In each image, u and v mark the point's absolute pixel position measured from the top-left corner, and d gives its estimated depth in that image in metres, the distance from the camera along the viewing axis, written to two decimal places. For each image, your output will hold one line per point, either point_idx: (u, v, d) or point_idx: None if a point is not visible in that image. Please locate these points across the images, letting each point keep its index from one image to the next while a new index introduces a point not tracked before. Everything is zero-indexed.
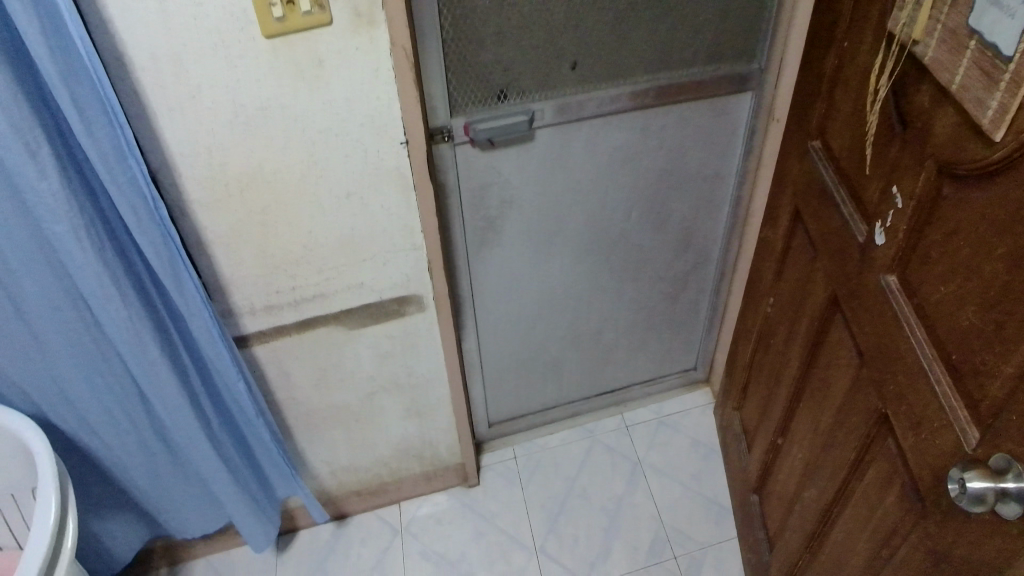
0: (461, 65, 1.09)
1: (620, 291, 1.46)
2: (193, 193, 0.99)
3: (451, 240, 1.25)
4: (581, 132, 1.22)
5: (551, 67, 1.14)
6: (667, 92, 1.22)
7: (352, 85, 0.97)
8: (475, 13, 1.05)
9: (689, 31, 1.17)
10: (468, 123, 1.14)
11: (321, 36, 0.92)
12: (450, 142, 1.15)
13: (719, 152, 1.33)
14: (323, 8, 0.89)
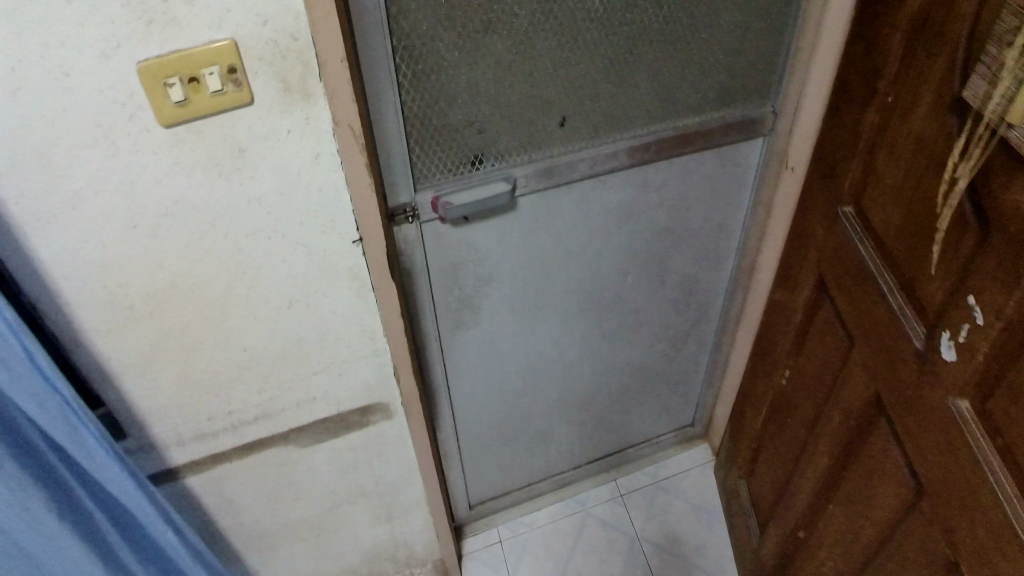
0: (424, 130, 0.88)
1: (614, 359, 1.28)
2: (88, 322, 0.78)
3: (420, 326, 1.06)
4: (570, 194, 1.02)
5: (535, 124, 0.94)
6: (669, 144, 1.03)
7: (285, 174, 0.75)
8: (441, 68, 0.84)
9: (694, 72, 0.98)
10: (436, 196, 0.93)
11: (241, 119, 0.70)
12: (415, 220, 0.94)
13: (725, 203, 1.16)
14: (239, 83, 0.67)
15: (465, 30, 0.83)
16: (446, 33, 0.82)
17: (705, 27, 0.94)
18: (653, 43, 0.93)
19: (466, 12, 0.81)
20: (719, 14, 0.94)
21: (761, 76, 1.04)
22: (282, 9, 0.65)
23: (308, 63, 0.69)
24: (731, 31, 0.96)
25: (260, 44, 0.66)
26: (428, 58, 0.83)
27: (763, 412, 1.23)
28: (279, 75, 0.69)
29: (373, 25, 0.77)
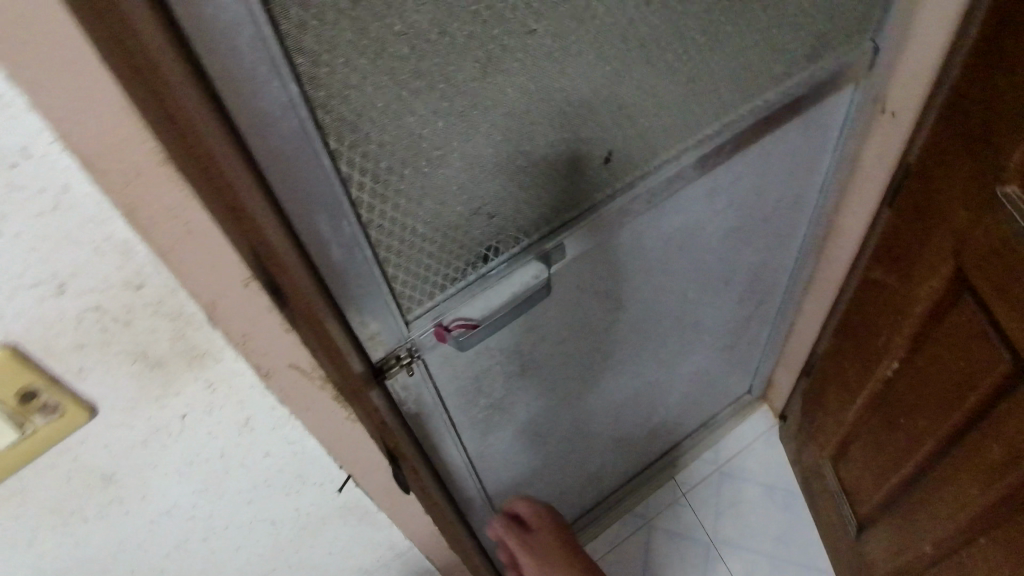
0: (404, 249, 0.52)
1: (668, 374, 1.01)
2: None
3: (440, 452, 0.76)
4: (621, 242, 0.69)
5: (570, 174, 0.57)
6: (751, 135, 0.67)
7: (203, 463, 0.41)
8: (415, 153, 0.46)
9: (790, 27, 0.61)
10: (439, 322, 0.59)
11: (88, 439, 0.35)
12: (416, 360, 0.61)
13: (807, 171, 0.79)
14: (54, 408, 0.32)
15: (449, 85, 0.44)
16: (417, 101, 0.43)
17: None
18: (738, 7, 0.55)
19: (444, 53, 0.42)
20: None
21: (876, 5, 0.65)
22: (89, 253, 0.28)
23: (183, 313, 0.32)
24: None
25: (69, 323, 0.30)
26: (392, 148, 0.45)
27: (859, 409, 0.95)
28: (133, 354, 0.32)
29: (288, 141, 0.40)
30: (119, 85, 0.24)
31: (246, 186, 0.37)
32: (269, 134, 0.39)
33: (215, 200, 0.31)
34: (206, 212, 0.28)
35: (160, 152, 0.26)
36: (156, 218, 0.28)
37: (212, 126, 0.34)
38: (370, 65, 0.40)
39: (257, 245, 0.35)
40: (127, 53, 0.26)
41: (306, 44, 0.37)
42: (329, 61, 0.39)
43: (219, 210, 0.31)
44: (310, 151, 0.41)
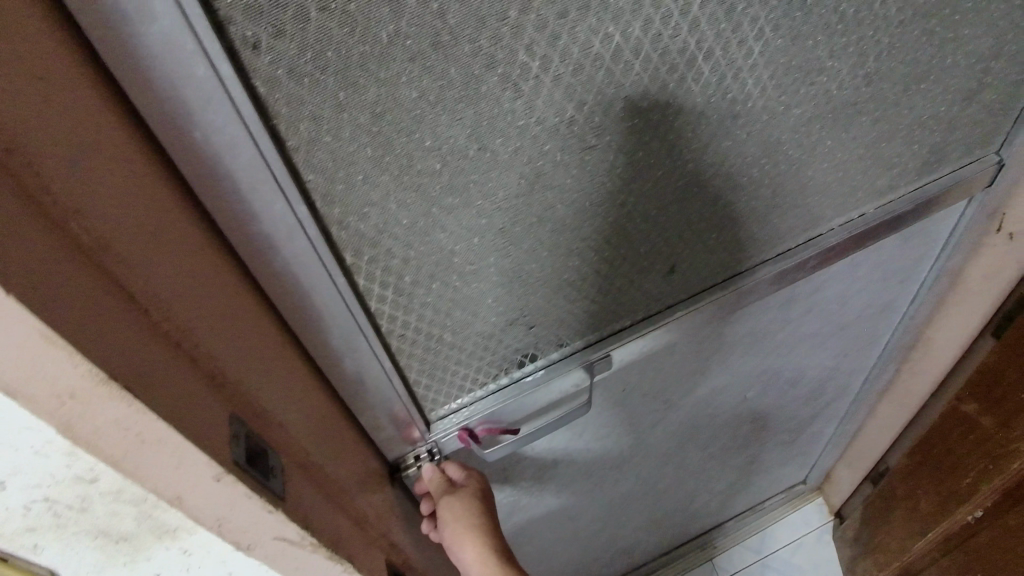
0: (431, 361, 0.44)
1: (726, 482, 0.91)
2: None
3: None
4: (694, 358, 0.60)
5: (630, 288, 0.49)
6: (840, 250, 0.58)
7: None
8: (446, 272, 0.40)
9: (900, 141, 0.53)
10: (464, 428, 0.49)
11: None
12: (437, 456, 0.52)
13: (901, 282, 0.68)
14: None
15: (488, 202, 0.38)
16: (450, 219, 0.38)
17: (934, 69, 0.50)
18: (840, 119, 0.48)
19: (485, 172, 0.37)
20: (958, 38, 0.49)
21: (1003, 113, 0.57)
22: (30, 455, 0.26)
23: (143, 500, 0.29)
24: (973, 62, 0.51)
25: (17, 511, 0.29)
26: (419, 265, 0.39)
27: (932, 543, 0.85)
28: (92, 532, 0.30)
29: (293, 261, 0.35)
30: (41, 313, 0.19)
31: (239, 333, 0.32)
32: (274, 254, 0.35)
33: (186, 384, 0.26)
34: (162, 420, 0.24)
35: (98, 372, 0.21)
36: (100, 430, 0.23)
37: (200, 277, 0.30)
38: (395, 184, 0.35)
39: (232, 406, 0.29)
40: (77, 243, 0.22)
41: (319, 164, 0.32)
42: (347, 182, 0.34)
43: (188, 397, 0.26)
44: (321, 271, 0.36)
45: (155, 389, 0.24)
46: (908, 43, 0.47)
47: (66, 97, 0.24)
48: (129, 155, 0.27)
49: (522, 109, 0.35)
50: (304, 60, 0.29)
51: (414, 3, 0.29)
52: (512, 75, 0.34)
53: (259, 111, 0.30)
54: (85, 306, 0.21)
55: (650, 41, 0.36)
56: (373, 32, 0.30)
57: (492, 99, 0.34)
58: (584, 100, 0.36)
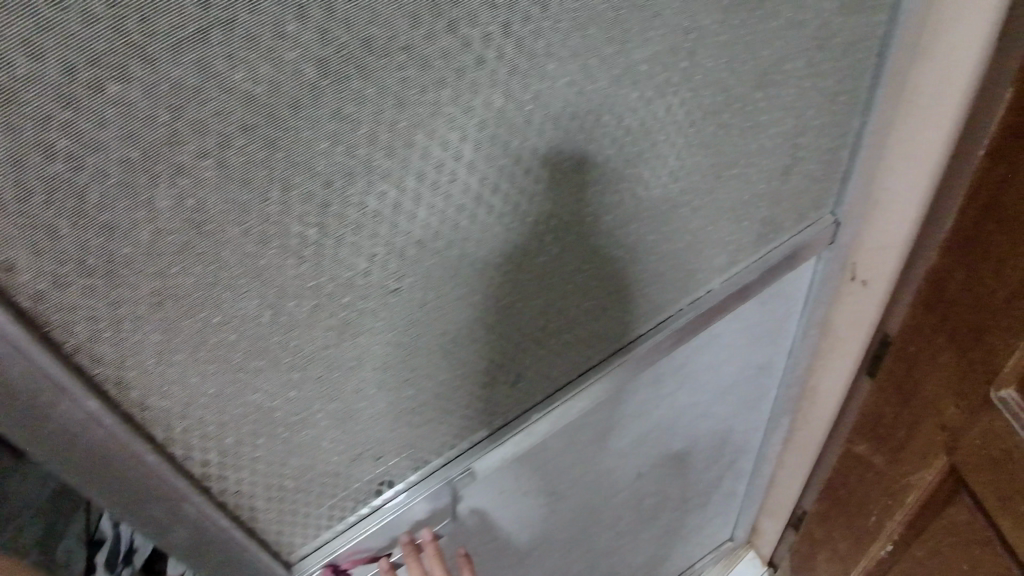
0: (277, 504, 0.45)
1: (654, 547, 0.91)
2: None
3: None
4: (573, 449, 0.61)
5: (476, 406, 0.50)
6: (693, 326, 0.60)
7: None
8: (270, 426, 0.41)
9: (727, 222, 0.56)
10: (331, 562, 0.50)
11: None
12: None
13: (769, 342, 0.71)
14: None
15: (296, 357, 0.39)
16: (262, 379, 0.39)
17: (742, 155, 0.53)
18: (657, 215, 0.51)
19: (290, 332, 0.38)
20: (758, 125, 0.52)
21: (823, 180, 0.61)
22: None
23: None
24: (781, 142, 0.55)
25: None
26: (238, 424, 0.40)
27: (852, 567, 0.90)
28: None
29: (98, 456, 0.35)
30: None
31: None
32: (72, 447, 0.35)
33: None
34: None
35: None
36: None
37: None
38: (191, 359, 0.36)
39: None
40: None
41: (105, 357, 0.33)
42: (142, 366, 0.34)
43: None
44: (130, 457, 0.36)
45: None
46: (707, 140, 0.50)
47: None
48: None
49: (310, 272, 0.37)
50: (65, 270, 0.30)
51: (169, 204, 0.30)
52: (290, 244, 0.35)
53: (26, 325, 0.30)
54: None
55: (430, 190, 0.38)
56: (133, 236, 0.30)
57: (275, 269, 0.35)
58: (373, 252, 0.38)
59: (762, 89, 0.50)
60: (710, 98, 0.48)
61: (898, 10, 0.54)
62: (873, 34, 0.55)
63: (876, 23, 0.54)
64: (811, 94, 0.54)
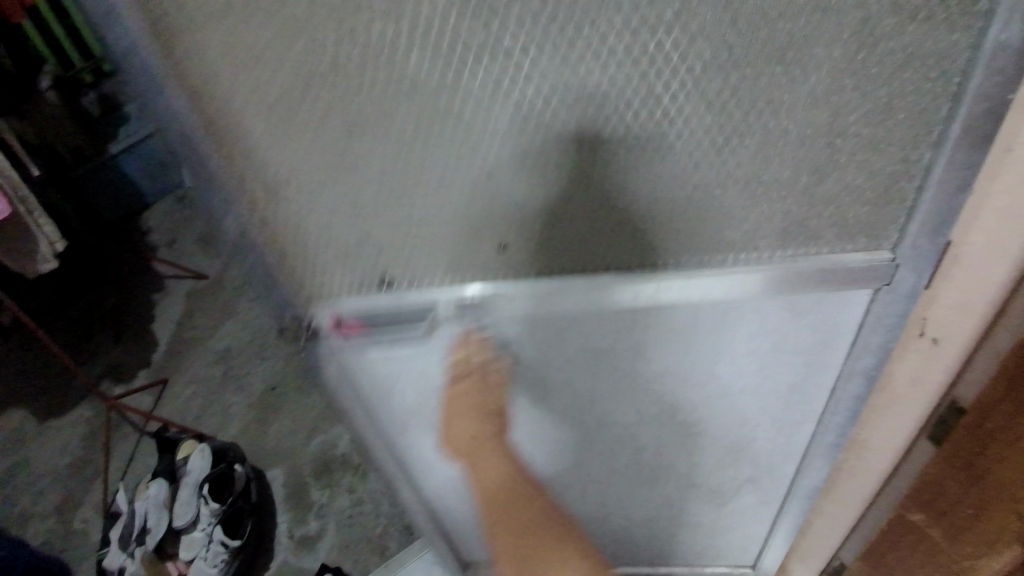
0: (301, 245, 0.62)
1: (651, 479, 0.98)
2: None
3: (358, 446, 0.86)
4: (551, 334, 0.71)
5: (461, 250, 0.63)
6: (689, 288, 0.66)
7: None
8: (304, 188, 0.57)
9: (741, 189, 0.60)
10: (335, 313, 0.67)
11: None
12: (316, 339, 0.70)
13: (793, 337, 0.72)
14: None
15: (316, 139, 0.54)
16: (288, 143, 0.54)
17: (758, 129, 0.55)
18: (655, 155, 0.57)
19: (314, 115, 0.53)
20: (776, 101, 0.54)
21: (875, 198, 0.60)
22: None
23: None
24: (810, 131, 0.56)
25: None
26: (273, 170, 0.56)
27: None
28: None
29: (184, 141, 0.54)
30: None
31: None
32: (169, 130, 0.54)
33: None
34: None
35: None
36: None
37: None
38: (242, 105, 0.52)
39: None
40: None
41: (190, 75, 0.51)
42: (235, 119, 0.53)
43: None
44: (201, 154, 0.55)
45: None
46: (712, 95, 0.53)
47: None
48: None
49: (327, 72, 0.51)
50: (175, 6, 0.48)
51: None
52: (312, 42, 0.49)
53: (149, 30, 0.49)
54: None
55: (423, 39, 0.50)
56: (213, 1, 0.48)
57: (302, 58, 0.50)
58: (374, 81, 0.51)
59: (789, 67, 0.52)
60: (714, 54, 0.51)
61: (984, 32, 0.49)
62: (948, 61, 0.51)
63: (954, 40, 0.50)
64: (856, 93, 0.53)
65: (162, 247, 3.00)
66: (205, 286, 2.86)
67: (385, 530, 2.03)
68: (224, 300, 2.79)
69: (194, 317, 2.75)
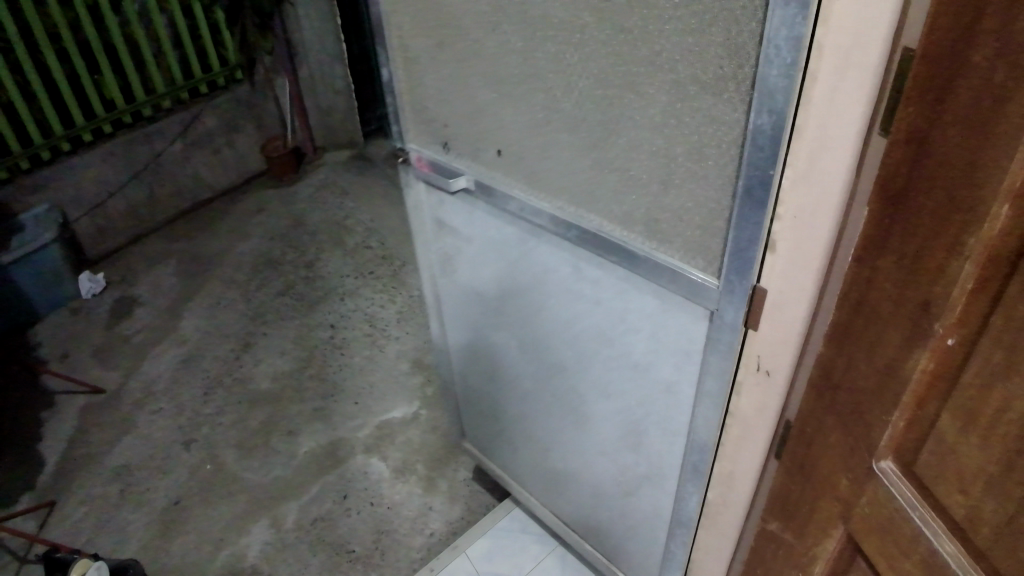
0: (413, 109, 1.22)
1: (556, 399, 1.33)
2: None
3: (418, 255, 1.46)
4: (510, 226, 1.16)
5: (478, 145, 1.13)
6: (592, 241, 1.00)
7: None
8: (422, 83, 1.16)
9: (616, 175, 0.91)
10: (420, 154, 1.26)
11: None
12: (407, 163, 1.30)
13: (662, 319, 0.97)
14: None
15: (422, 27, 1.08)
16: (415, 49, 1.13)
17: (621, 132, 0.87)
18: (568, 124, 0.94)
19: (424, 17, 1.07)
20: (631, 118, 0.85)
21: (701, 221, 0.84)
22: None
23: None
24: (655, 148, 0.84)
25: None
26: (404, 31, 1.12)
27: None
28: None
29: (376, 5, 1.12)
30: None
31: None
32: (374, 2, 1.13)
33: None
34: None
35: None
36: None
37: None
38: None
39: None
40: None
41: None
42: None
43: None
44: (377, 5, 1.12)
45: None
46: (597, 98, 0.88)
47: None
48: None
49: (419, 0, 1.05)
50: None
51: None
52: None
53: None
54: None
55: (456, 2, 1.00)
56: None
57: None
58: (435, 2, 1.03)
59: (637, 96, 0.82)
60: (595, 71, 0.86)
61: (749, 116, 0.71)
62: (727, 122, 0.74)
63: (736, 116, 0.73)
64: (677, 131, 0.80)
65: (54, 361, 2.96)
66: (101, 401, 2.80)
67: None
68: (123, 413, 2.74)
69: (90, 431, 2.67)
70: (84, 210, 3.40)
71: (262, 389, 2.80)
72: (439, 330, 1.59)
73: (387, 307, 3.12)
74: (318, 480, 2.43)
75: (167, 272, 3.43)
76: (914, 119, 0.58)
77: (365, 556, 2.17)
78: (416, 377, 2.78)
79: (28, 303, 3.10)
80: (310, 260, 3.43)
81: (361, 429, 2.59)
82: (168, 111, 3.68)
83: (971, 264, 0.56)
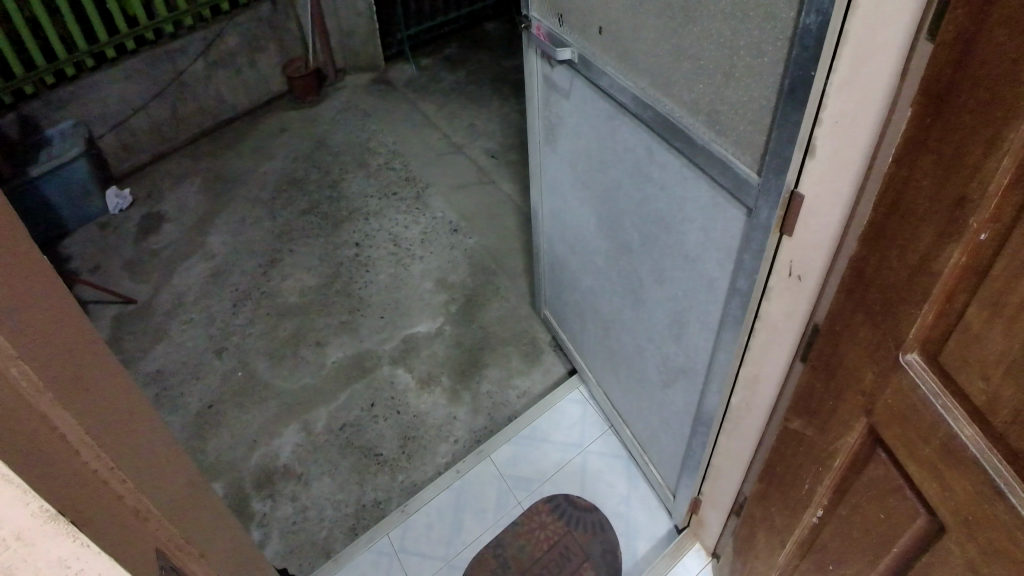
0: None
1: (620, 278, 1.42)
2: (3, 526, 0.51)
3: (530, 121, 1.57)
4: (600, 103, 1.24)
5: (584, 21, 1.19)
6: (662, 124, 1.05)
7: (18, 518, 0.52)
8: None
9: (688, 64, 0.96)
10: (539, 23, 1.34)
11: (58, 345, 0.56)
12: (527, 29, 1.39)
13: (713, 210, 1.03)
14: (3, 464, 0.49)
15: None
16: None
17: (694, 21, 0.91)
18: (654, 6, 0.99)
19: None
20: (702, 7, 0.88)
21: (752, 119, 0.88)
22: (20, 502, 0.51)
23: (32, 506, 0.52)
24: (721, 40, 0.88)
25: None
26: None
27: (799, 507, 1.07)
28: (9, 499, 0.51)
29: None
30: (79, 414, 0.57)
31: (88, 386, 0.59)
32: None
33: (87, 383, 0.59)
34: (84, 429, 0.57)
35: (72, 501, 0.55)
36: (65, 427, 0.55)
37: (72, 362, 0.57)
38: None
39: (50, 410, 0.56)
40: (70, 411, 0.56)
41: None
42: None
43: (93, 396, 0.59)
44: None
45: (107, 429, 0.60)
46: None
47: (71, 321, 0.58)
48: (71, 318, 0.59)
49: None
50: None
51: None
52: None
53: None
54: (97, 411, 0.60)
55: None
56: None
57: None
58: None
59: None
60: None
61: (799, 15, 0.74)
62: (779, 17, 0.77)
63: (789, 15, 0.76)
64: (740, 25, 0.84)
65: (85, 274, 3.03)
66: (132, 314, 2.87)
67: (330, 533, 2.11)
68: (156, 324, 2.82)
69: (124, 340, 2.76)
70: (108, 124, 3.40)
71: (290, 302, 2.86)
72: (537, 195, 1.72)
73: (412, 227, 3.14)
74: (347, 390, 2.52)
75: (193, 189, 3.46)
76: (962, 21, 0.59)
77: (392, 460, 2.28)
78: (440, 295, 2.82)
79: (57, 215, 3.15)
80: (335, 180, 3.45)
81: (387, 341, 2.67)
82: (191, 29, 3.57)
83: (1008, 158, 0.59)
